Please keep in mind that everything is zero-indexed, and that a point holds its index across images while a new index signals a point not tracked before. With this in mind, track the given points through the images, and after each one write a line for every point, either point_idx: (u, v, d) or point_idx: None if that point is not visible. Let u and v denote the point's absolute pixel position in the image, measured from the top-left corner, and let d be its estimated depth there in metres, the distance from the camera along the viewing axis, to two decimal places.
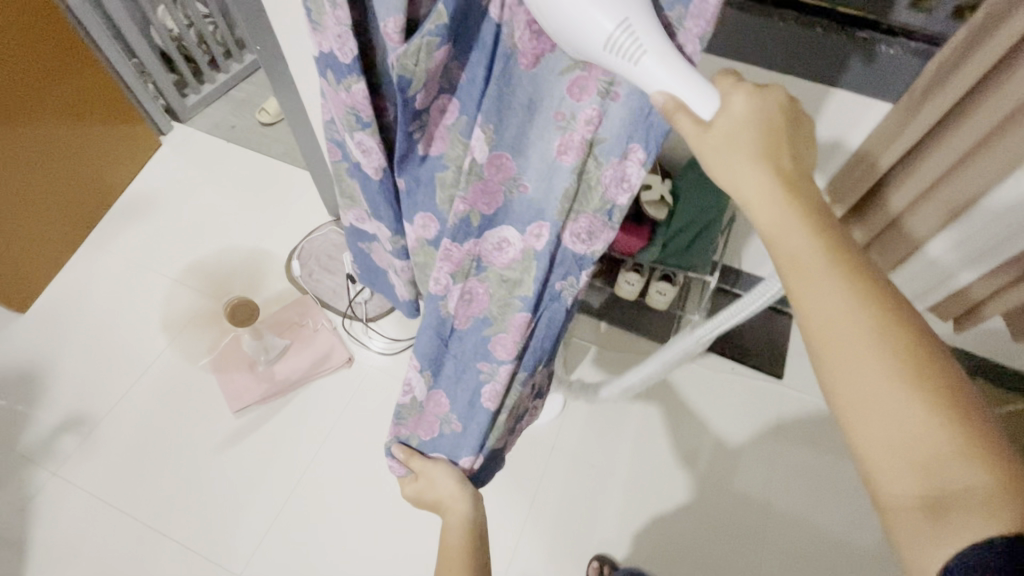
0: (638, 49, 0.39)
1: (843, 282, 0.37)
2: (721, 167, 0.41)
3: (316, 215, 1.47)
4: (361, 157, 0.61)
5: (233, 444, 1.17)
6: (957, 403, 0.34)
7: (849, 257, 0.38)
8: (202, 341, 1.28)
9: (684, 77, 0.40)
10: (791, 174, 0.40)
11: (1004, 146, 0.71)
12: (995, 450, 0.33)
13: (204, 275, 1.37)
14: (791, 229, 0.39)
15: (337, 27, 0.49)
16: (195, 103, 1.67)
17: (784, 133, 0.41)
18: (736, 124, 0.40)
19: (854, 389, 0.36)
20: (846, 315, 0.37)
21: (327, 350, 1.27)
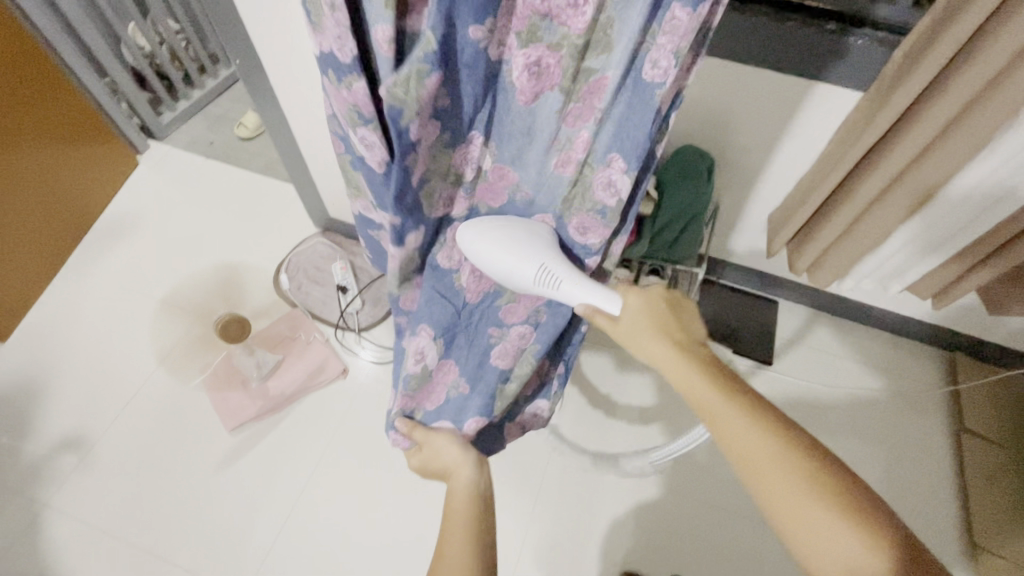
0: (557, 281, 0.65)
1: (746, 422, 0.51)
2: (636, 344, 0.62)
3: (301, 227, 1.47)
4: (364, 151, 0.59)
5: (230, 464, 1.15)
6: (857, 506, 0.47)
7: (752, 404, 0.52)
8: (192, 360, 1.26)
9: (595, 292, 0.64)
10: (682, 342, 0.59)
11: (968, 131, 0.74)
12: (888, 537, 0.46)
13: (191, 293, 1.35)
14: (701, 387, 0.54)
15: (336, 28, 0.48)
16: (170, 120, 1.65)
17: (668, 318, 0.62)
18: (636, 314, 0.63)
19: (786, 510, 0.48)
20: (761, 451, 0.50)
21: (321, 362, 1.26)
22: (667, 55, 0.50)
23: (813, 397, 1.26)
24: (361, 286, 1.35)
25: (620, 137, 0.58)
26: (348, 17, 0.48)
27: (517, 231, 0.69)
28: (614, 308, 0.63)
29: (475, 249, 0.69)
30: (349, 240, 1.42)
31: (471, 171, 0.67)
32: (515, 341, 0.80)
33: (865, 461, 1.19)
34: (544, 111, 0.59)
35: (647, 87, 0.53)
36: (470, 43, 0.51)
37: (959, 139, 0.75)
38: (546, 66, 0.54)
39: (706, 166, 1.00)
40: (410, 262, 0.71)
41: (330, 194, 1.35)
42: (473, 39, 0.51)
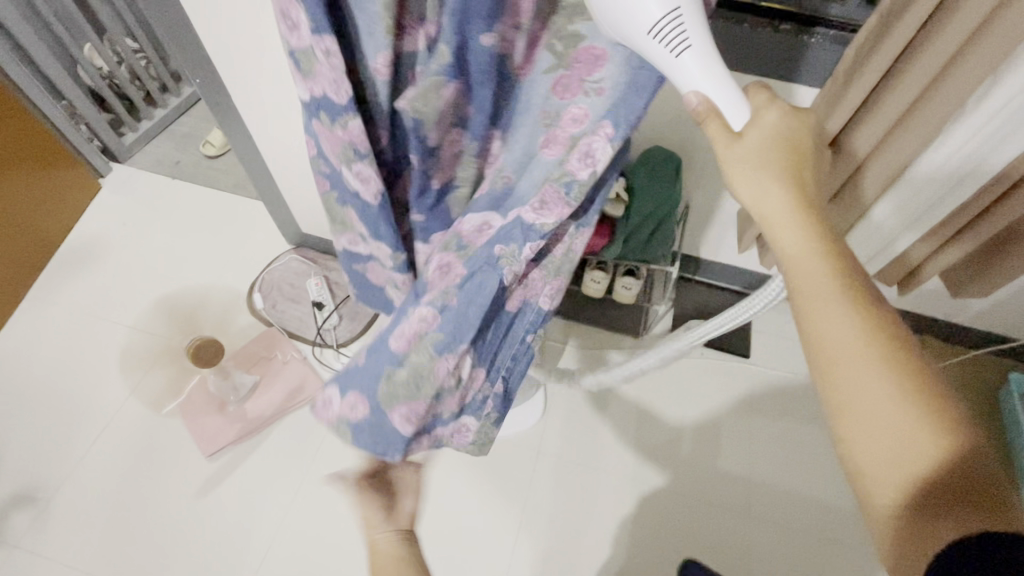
0: (682, 42, 0.42)
1: (840, 305, 0.42)
2: (750, 177, 0.45)
3: (274, 244, 1.44)
4: (359, 187, 0.56)
5: (209, 490, 1.12)
6: (942, 413, 0.39)
7: (857, 284, 0.43)
8: (164, 387, 1.23)
9: (723, 87, 0.45)
10: (806, 195, 0.45)
11: (919, 127, 0.76)
12: (969, 450, 0.38)
13: (160, 317, 1.32)
14: (806, 254, 0.43)
15: (331, 73, 0.46)
16: (134, 141, 1.61)
17: (799, 166, 0.46)
18: (761, 144, 0.45)
19: (859, 406, 0.40)
20: (854, 340, 0.41)
21: (299, 381, 1.24)
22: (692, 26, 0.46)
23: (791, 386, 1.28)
24: (338, 301, 1.33)
25: (622, 106, 0.52)
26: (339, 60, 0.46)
27: None
28: (738, 121, 0.45)
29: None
30: (323, 255, 1.41)
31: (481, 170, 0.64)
32: (419, 326, 0.59)
33: None
34: (539, 88, 0.55)
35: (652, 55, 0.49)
36: (480, 46, 0.50)
37: (910, 135, 0.77)
38: (536, 40, 0.52)
39: (674, 165, 1.00)
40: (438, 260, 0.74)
41: (301, 210, 1.33)
42: (486, 45, 0.50)
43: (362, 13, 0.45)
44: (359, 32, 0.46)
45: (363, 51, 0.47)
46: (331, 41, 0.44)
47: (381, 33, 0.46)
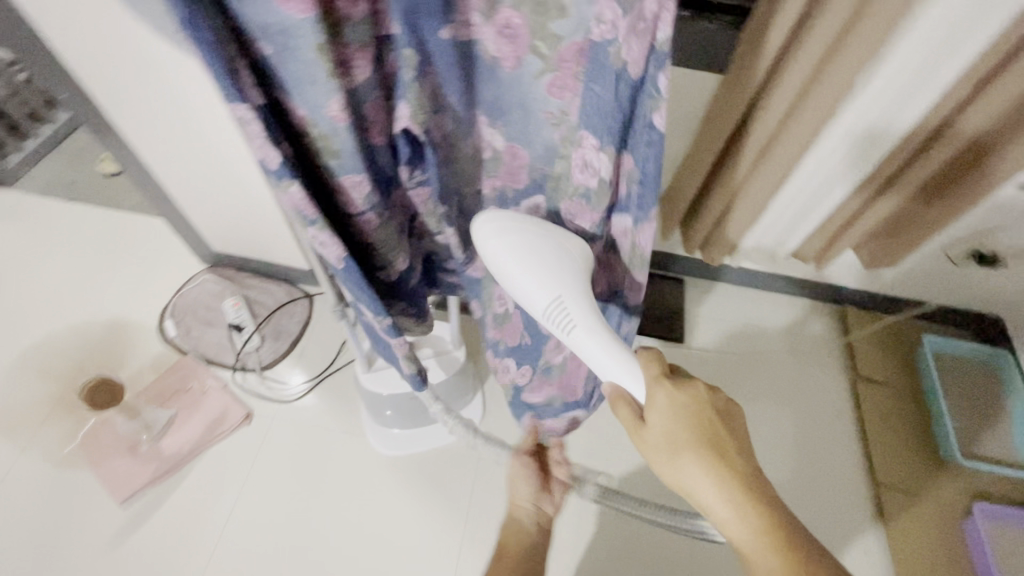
0: (570, 323, 0.56)
1: (739, 518, 0.50)
2: (662, 437, 0.55)
3: (187, 266, 1.35)
4: (321, 250, 0.59)
5: (126, 538, 1.04)
6: None
7: (788, 530, 0.49)
8: (67, 432, 1.13)
9: (617, 358, 0.57)
10: (729, 460, 0.52)
11: (816, 102, 0.78)
12: None
13: (59, 355, 1.22)
14: (738, 513, 0.50)
15: (257, 139, 0.47)
16: (20, 162, 1.47)
17: (714, 432, 0.54)
18: (670, 419, 0.55)
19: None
20: (756, 544, 0.49)
21: (220, 411, 1.16)
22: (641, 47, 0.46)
23: (726, 366, 1.31)
24: (259, 322, 1.26)
25: (601, 116, 0.54)
26: (262, 127, 0.47)
27: (537, 258, 0.57)
28: (637, 389, 0.56)
29: (493, 257, 0.58)
30: (241, 273, 1.32)
31: (490, 154, 0.67)
32: None
33: (778, 421, 1.24)
34: (528, 78, 0.56)
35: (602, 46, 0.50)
36: (442, 42, 0.52)
37: (810, 110, 0.79)
38: (514, 29, 0.52)
39: None
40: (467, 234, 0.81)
41: (212, 228, 1.24)
42: (448, 37, 0.52)
43: (296, 66, 0.46)
44: (301, 84, 0.47)
45: (312, 103, 0.49)
46: (246, 106, 0.45)
47: (326, 77, 0.47)
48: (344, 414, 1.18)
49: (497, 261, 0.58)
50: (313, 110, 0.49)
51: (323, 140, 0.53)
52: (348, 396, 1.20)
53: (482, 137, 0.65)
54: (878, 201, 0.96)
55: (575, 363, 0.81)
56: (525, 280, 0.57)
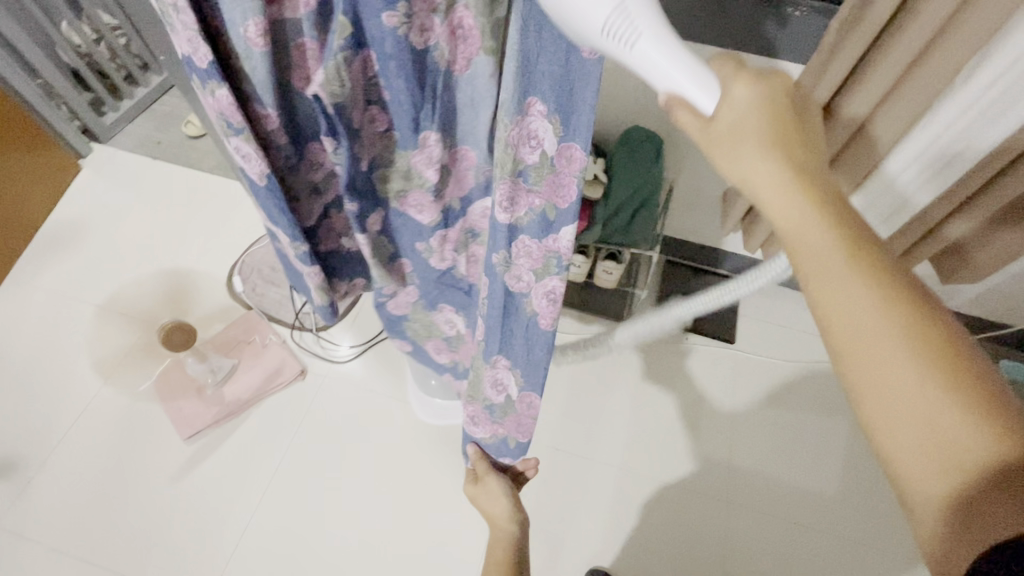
0: (635, 36, 0.33)
1: (804, 203, 0.33)
2: (733, 139, 0.35)
3: (255, 228, 1.42)
4: (243, 164, 0.52)
5: (188, 472, 1.13)
6: (955, 364, 0.31)
7: (867, 246, 0.33)
8: (142, 370, 1.23)
9: (690, 71, 0.34)
10: (799, 154, 0.35)
11: (906, 102, 0.74)
12: (981, 392, 0.31)
13: (140, 300, 1.32)
14: (806, 224, 0.33)
15: (185, 32, 0.43)
16: (116, 120, 1.58)
17: (789, 124, 0.35)
18: (736, 110, 0.35)
19: (880, 395, 0.32)
20: (829, 249, 0.33)
21: (278, 365, 1.23)
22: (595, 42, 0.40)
23: (776, 374, 1.26)
24: None
25: (569, 112, 0.45)
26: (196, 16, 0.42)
27: None
28: (710, 99, 0.35)
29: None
30: None
31: (435, 174, 0.60)
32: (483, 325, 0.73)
33: (830, 434, 1.20)
34: (481, 79, 0.50)
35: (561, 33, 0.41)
36: (390, 32, 0.45)
37: (896, 109, 0.75)
38: (465, 29, 0.46)
39: (655, 144, 1.01)
40: (384, 246, 0.72)
41: None
42: (391, 28, 0.44)
43: None
44: None
45: (226, 14, 0.42)
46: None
47: None
48: (392, 381, 1.23)
49: None
50: (228, 25, 0.43)
51: (244, 67, 0.46)
52: (398, 363, 1.25)
53: (430, 155, 0.58)
54: (953, 221, 0.88)
55: (525, 404, 0.75)
56: None
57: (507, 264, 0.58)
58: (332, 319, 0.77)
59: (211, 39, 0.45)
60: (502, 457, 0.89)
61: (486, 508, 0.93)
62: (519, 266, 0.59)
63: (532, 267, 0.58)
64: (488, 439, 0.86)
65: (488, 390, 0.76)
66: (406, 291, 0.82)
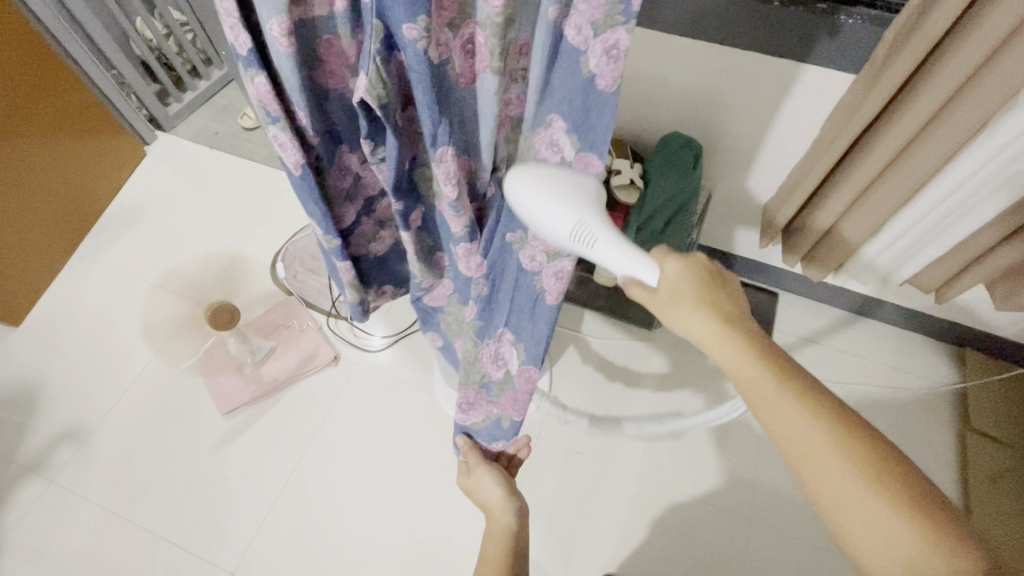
0: (592, 241, 0.49)
1: (741, 349, 0.46)
2: (680, 307, 0.49)
3: (300, 218, 1.48)
4: (280, 154, 0.57)
5: (224, 446, 1.19)
6: (881, 466, 0.40)
7: (792, 377, 0.44)
8: (190, 346, 1.31)
9: (633, 258, 0.50)
10: (729, 310, 0.48)
11: (960, 120, 0.71)
12: (906, 490, 0.39)
13: (191, 280, 1.40)
14: (745, 367, 0.46)
15: (228, 18, 0.46)
16: (179, 111, 1.68)
17: (719, 291, 0.50)
18: (678, 283, 0.50)
19: (830, 492, 0.41)
20: (764, 385, 0.44)
21: (312, 350, 1.28)
22: (611, 75, 0.45)
23: None
24: None
25: (585, 130, 0.50)
26: (238, 6, 0.45)
27: (562, 183, 0.50)
28: (651, 276, 0.50)
29: (521, 202, 0.52)
30: None
31: (452, 191, 0.56)
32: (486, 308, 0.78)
33: None
34: (486, 92, 0.52)
35: (570, 52, 0.46)
36: (409, 44, 0.44)
37: (951, 127, 0.72)
38: (476, 46, 0.49)
39: (694, 152, 1.01)
40: (423, 240, 0.73)
41: None
42: (410, 39, 0.44)
43: None
44: None
45: (258, 12, 0.45)
46: None
47: None
48: (420, 372, 1.26)
49: (523, 203, 0.52)
50: (260, 23, 0.46)
51: (278, 64, 0.49)
52: (426, 356, 1.28)
53: (446, 170, 0.54)
54: (1007, 244, 0.86)
55: (525, 377, 0.77)
56: (542, 216, 0.50)
57: (524, 246, 0.62)
58: (362, 316, 0.82)
59: (252, 29, 0.48)
60: (492, 443, 0.92)
61: (482, 500, 0.91)
62: (533, 248, 0.61)
63: (546, 249, 0.60)
64: (482, 423, 0.90)
65: (487, 366, 0.79)
66: (444, 284, 0.82)
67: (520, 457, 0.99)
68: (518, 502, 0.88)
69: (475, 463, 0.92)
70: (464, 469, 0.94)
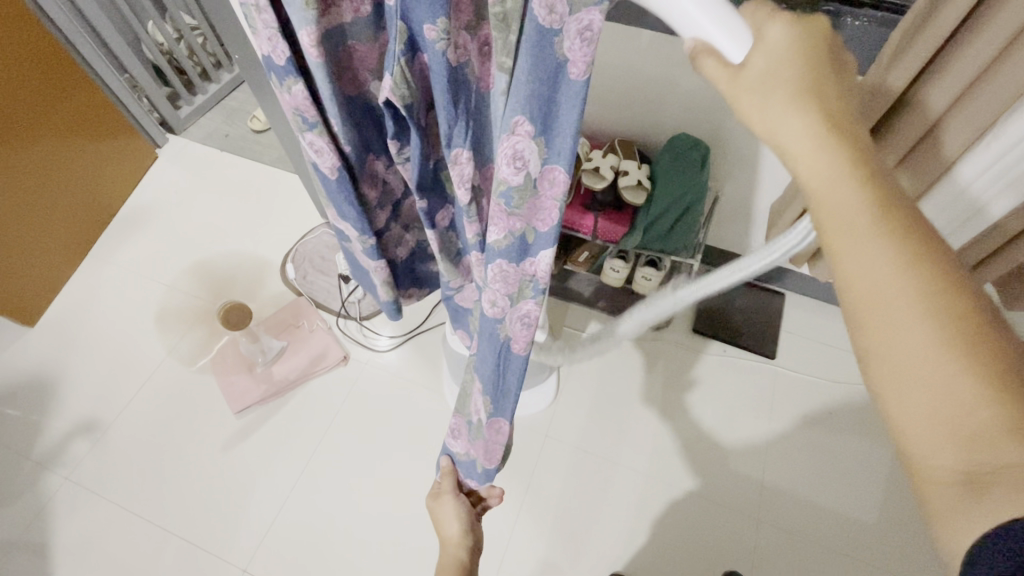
0: None
1: (834, 151, 0.31)
2: (761, 90, 0.32)
3: (309, 219, 1.50)
4: (316, 159, 0.58)
5: (235, 444, 1.21)
6: (985, 335, 0.29)
7: (894, 203, 0.31)
8: (201, 346, 1.33)
9: (723, 17, 0.32)
10: (836, 109, 0.32)
11: (966, 121, 0.72)
12: (1010, 366, 0.28)
13: (201, 280, 1.42)
14: (836, 181, 0.31)
15: (266, 30, 0.47)
16: (189, 113, 1.70)
17: (828, 80, 0.32)
18: (777, 60, 0.32)
19: (897, 355, 0.30)
20: (852, 207, 0.31)
21: (322, 350, 1.30)
22: (583, 62, 0.39)
23: (817, 393, 1.22)
24: None
25: (552, 134, 0.45)
26: (275, 16, 0.47)
27: None
28: (737, 52, 0.32)
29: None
30: None
31: (466, 195, 0.57)
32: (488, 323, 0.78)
33: (870, 458, 1.15)
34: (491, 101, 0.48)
35: (541, 41, 0.39)
36: (430, 44, 0.45)
37: (959, 125, 0.73)
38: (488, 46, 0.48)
39: (701, 154, 1.02)
40: (450, 241, 0.73)
41: None
42: (433, 41, 0.44)
43: None
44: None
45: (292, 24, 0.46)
46: None
47: (301, 4, 0.43)
48: (428, 373, 1.27)
49: None
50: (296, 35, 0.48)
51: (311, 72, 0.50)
52: (434, 356, 1.29)
53: (461, 172, 0.55)
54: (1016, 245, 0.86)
55: (495, 427, 0.79)
56: None
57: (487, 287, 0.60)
58: (396, 314, 0.83)
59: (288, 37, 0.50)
60: (470, 477, 0.90)
61: (439, 530, 0.89)
62: (496, 291, 0.60)
63: (508, 292, 0.60)
64: (461, 455, 0.88)
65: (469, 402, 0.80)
66: (470, 286, 0.82)
67: (490, 505, 0.95)
68: (473, 542, 0.87)
69: (445, 490, 0.90)
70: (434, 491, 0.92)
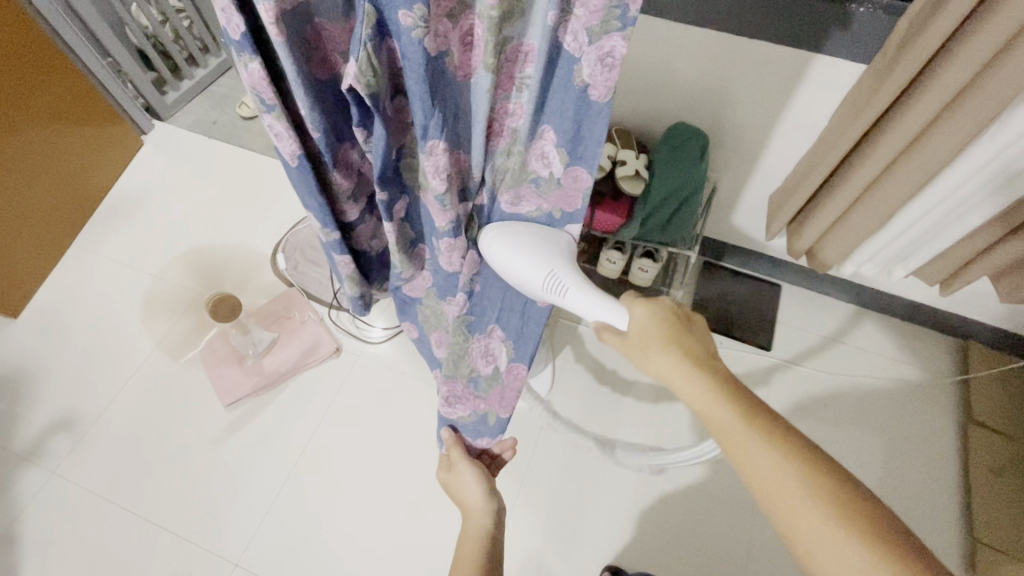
0: (563, 290, 0.63)
1: (705, 387, 0.51)
2: (648, 353, 0.56)
3: (300, 208, 1.47)
4: (277, 144, 0.56)
5: (226, 438, 1.19)
6: (845, 502, 0.44)
7: (758, 416, 0.49)
8: (189, 339, 1.30)
9: (597, 302, 0.62)
10: (698, 355, 0.54)
11: (972, 111, 0.70)
12: (873, 525, 0.43)
13: (188, 273, 1.39)
14: (713, 406, 0.50)
15: (220, 1, 0.44)
16: (175, 99, 1.66)
17: (683, 335, 0.56)
18: (644, 329, 0.58)
19: (800, 527, 0.44)
20: (729, 423, 0.49)
21: (314, 341, 1.28)
22: (604, 86, 0.49)
23: (814, 385, 1.22)
24: None
25: (575, 146, 0.56)
26: None
27: (534, 243, 0.64)
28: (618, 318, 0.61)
29: (496, 254, 0.66)
30: None
31: (441, 184, 0.55)
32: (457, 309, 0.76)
33: (865, 451, 1.15)
34: (480, 92, 0.51)
35: (565, 59, 0.49)
36: (404, 31, 0.43)
37: (963, 117, 0.71)
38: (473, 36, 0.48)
39: (700, 143, 1.00)
40: (406, 231, 0.71)
41: None
42: (406, 28, 0.42)
43: None
44: None
45: None
46: None
47: None
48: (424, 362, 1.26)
49: (503, 262, 0.66)
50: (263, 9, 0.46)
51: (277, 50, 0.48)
52: None
53: (436, 163, 0.53)
54: (1007, 241, 0.86)
55: (512, 375, 0.84)
56: (519, 273, 0.65)
57: None
58: (362, 311, 0.83)
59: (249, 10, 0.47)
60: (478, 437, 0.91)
61: (461, 498, 0.85)
62: None
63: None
64: (467, 418, 0.90)
65: (478, 363, 0.84)
66: (422, 275, 0.80)
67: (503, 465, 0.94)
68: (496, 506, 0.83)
69: (457, 456, 0.89)
70: (444, 464, 0.90)
